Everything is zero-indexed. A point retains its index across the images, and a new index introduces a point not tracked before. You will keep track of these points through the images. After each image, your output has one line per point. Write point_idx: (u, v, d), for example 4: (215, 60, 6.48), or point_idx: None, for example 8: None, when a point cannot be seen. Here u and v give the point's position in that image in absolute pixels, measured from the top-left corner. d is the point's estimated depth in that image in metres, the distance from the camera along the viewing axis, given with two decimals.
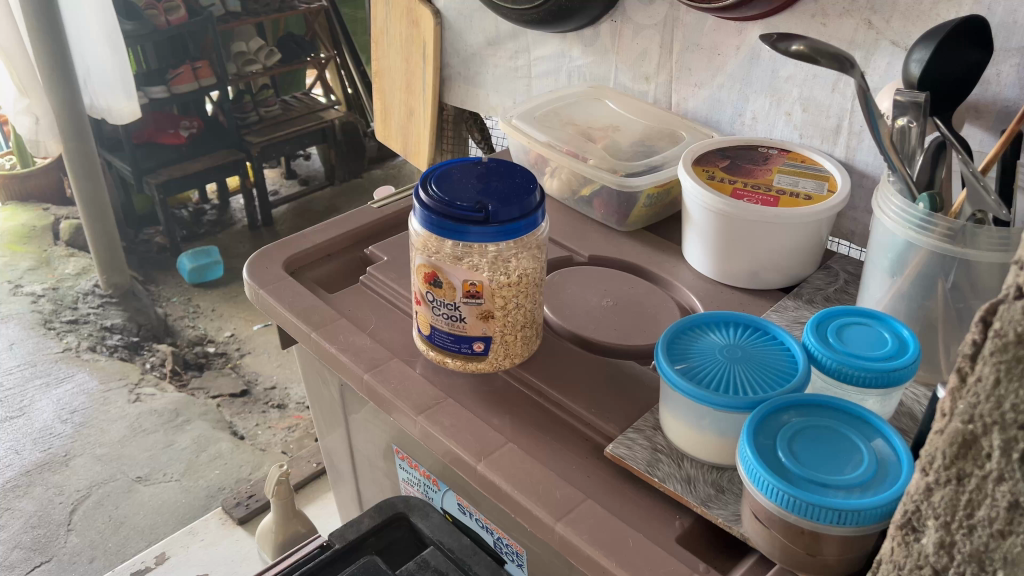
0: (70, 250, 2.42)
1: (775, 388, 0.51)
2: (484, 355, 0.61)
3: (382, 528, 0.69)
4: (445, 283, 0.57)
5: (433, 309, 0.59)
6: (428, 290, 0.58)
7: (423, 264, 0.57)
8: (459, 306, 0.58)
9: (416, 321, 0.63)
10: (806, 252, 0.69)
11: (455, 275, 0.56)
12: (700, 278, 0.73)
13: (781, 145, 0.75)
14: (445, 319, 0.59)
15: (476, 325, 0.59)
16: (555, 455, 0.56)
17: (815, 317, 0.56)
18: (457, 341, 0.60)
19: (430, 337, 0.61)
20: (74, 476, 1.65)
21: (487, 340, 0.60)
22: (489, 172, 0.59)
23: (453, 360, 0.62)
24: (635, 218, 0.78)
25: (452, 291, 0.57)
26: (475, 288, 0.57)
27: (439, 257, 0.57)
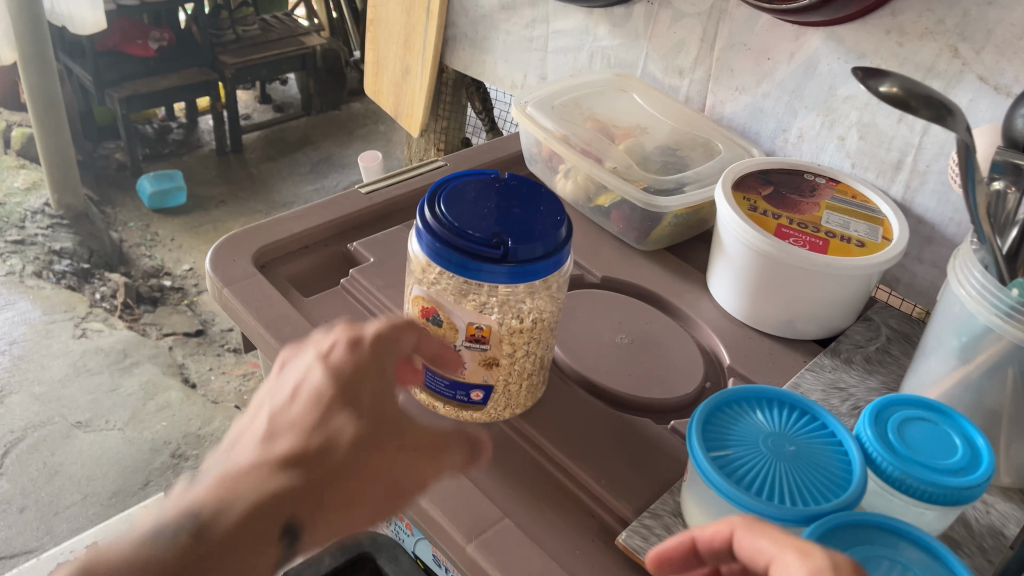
0: (21, 162, 2.26)
1: (828, 500, 0.43)
2: (481, 404, 0.52)
3: (344, 569, 0.62)
4: (445, 319, 0.48)
5: (427, 349, 0.50)
6: (423, 325, 0.49)
7: (420, 295, 0.49)
8: (458, 349, 0.49)
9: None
10: (850, 304, 0.61)
11: (458, 313, 0.47)
12: (726, 318, 0.65)
13: (829, 173, 0.67)
14: (439, 360, 0.50)
15: (477, 373, 0.50)
16: (556, 535, 0.48)
17: (873, 405, 0.48)
18: (452, 387, 0.51)
19: (419, 377, 0.52)
20: (9, 414, 1.55)
21: (486, 390, 0.51)
22: (508, 193, 0.49)
23: (444, 405, 0.53)
24: (657, 237, 0.69)
25: (451, 331, 0.48)
26: (481, 331, 0.48)
27: (441, 290, 0.48)
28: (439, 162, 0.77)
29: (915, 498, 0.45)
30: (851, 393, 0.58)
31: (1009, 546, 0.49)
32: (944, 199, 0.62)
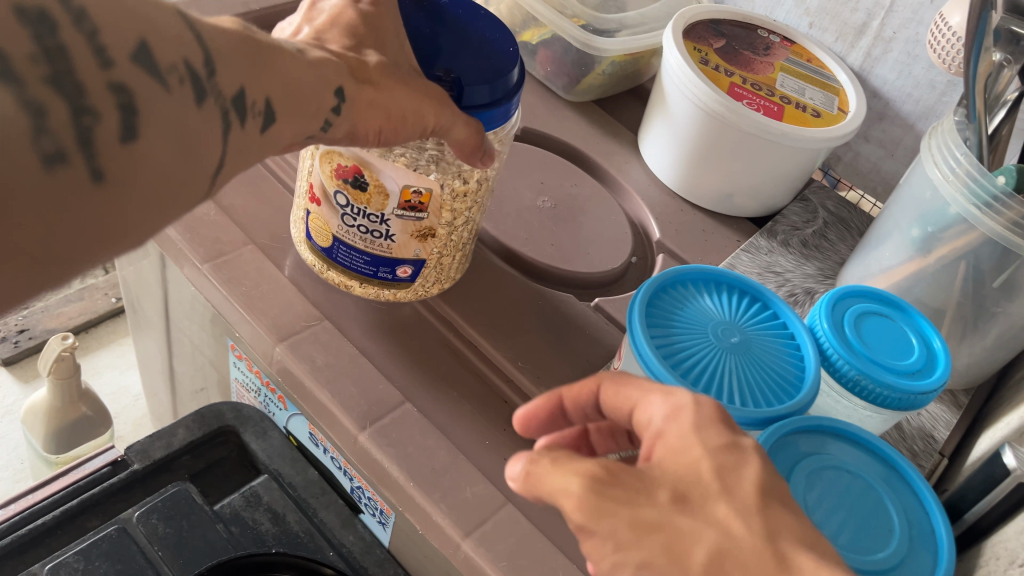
0: None
1: (781, 400, 0.38)
2: (404, 283, 0.42)
3: (200, 447, 0.53)
4: (371, 185, 0.37)
5: (341, 218, 0.39)
6: (338, 187, 0.38)
7: (342, 156, 0.37)
8: (387, 222, 0.38)
9: (301, 217, 0.43)
10: (792, 181, 0.55)
11: (390, 177, 0.36)
12: (657, 186, 0.58)
13: (784, 31, 0.59)
14: (357, 234, 0.39)
15: (407, 249, 0.40)
16: (465, 424, 0.41)
17: (828, 296, 0.43)
18: (371, 265, 0.41)
19: (325, 249, 0.42)
20: None
21: (416, 267, 0.41)
22: (436, 12, 0.37)
23: (358, 285, 0.43)
24: (587, 86, 0.60)
25: (377, 198, 0.37)
26: (419, 198, 0.37)
27: (372, 153, 0.36)
28: None
29: (867, 402, 0.40)
30: (788, 280, 0.52)
31: (939, 451, 0.46)
32: (906, 72, 0.56)
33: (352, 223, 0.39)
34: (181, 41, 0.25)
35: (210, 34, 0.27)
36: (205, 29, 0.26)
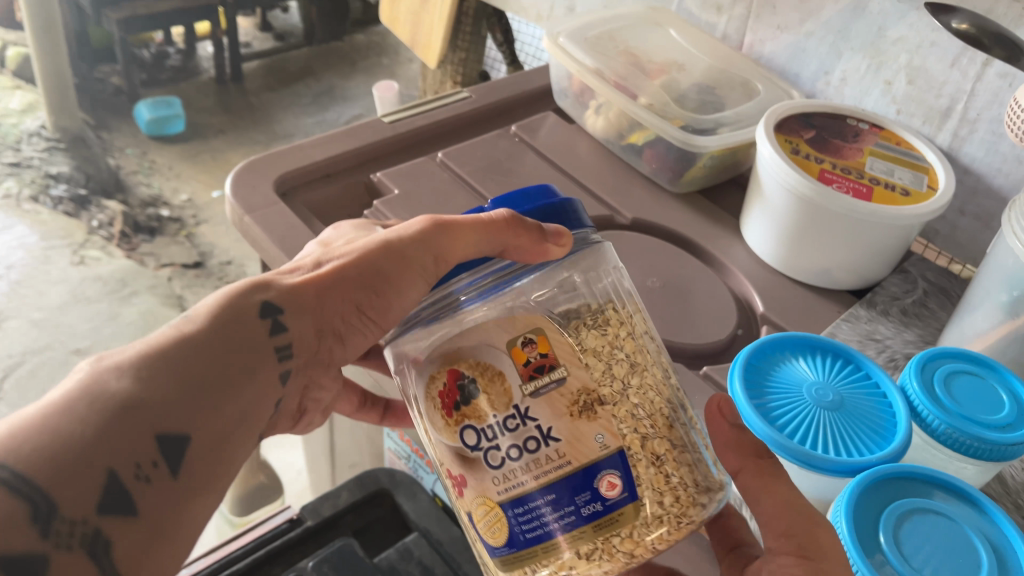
0: (16, 83, 2.07)
1: (872, 449, 0.42)
2: (621, 510, 0.34)
3: (361, 506, 0.61)
4: (481, 374, 0.34)
5: (494, 477, 0.34)
6: (463, 421, 0.34)
7: (436, 373, 0.35)
8: (531, 415, 0.33)
9: (485, 546, 0.36)
10: (888, 256, 0.60)
11: (493, 348, 0.34)
12: (759, 265, 0.63)
13: (872, 119, 0.64)
14: (523, 470, 0.34)
15: (587, 444, 0.33)
16: None
17: (918, 357, 0.47)
18: (563, 503, 0.33)
19: (513, 545, 0.34)
20: (7, 338, 1.53)
21: (621, 467, 0.33)
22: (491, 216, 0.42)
23: (574, 559, 0.35)
24: (690, 179, 0.67)
25: (496, 390, 0.34)
26: (536, 347, 0.34)
27: (460, 337, 0.35)
28: (463, 93, 0.75)
29: (961, 453, 0.43)
30: (888, 347, 0.56)
31: None
32: (993, 150, 0.59)
33: (504, 468, 0.34)
34: (96, 460, 0.30)
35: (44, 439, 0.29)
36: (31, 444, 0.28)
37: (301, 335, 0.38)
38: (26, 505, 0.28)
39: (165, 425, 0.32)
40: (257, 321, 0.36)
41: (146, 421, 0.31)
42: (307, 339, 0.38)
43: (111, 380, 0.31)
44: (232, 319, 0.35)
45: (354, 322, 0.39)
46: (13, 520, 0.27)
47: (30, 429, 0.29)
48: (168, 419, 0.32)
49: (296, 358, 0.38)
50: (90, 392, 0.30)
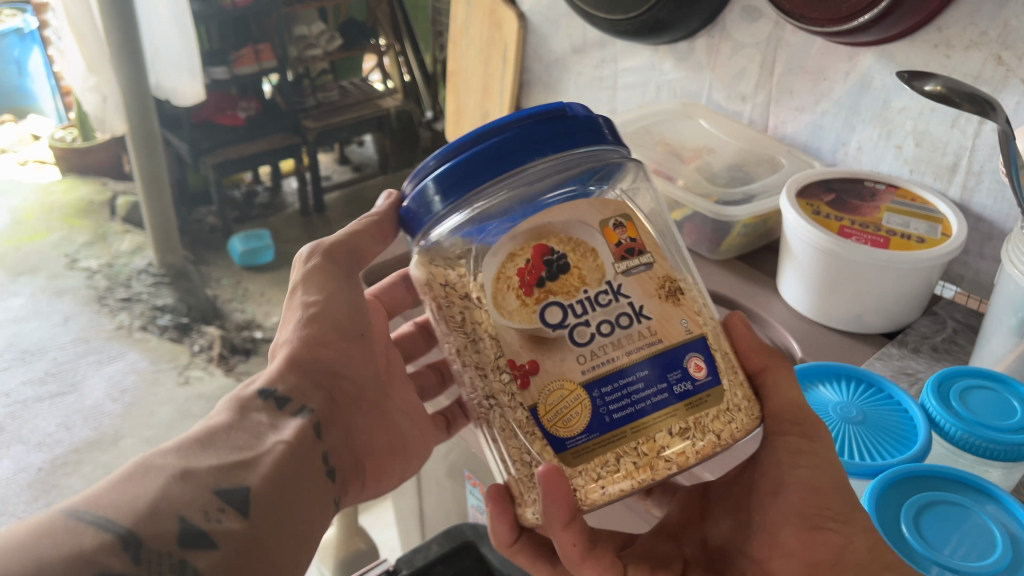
0: (127, 227, 2.27)
1: (893, 454, 0.48)
2: (708, 392, 0.42)
3: (450, 557, 0.67)
4: (574, 251, 0.41)
5: (579, 355, 0.40)
6: (548, 298, 0.40)
7: (522, 249, 0.40)
8: (623, 292, 0.41)
9: (547, 448, 0.41)
10: (913, 299, 0.65)
11: (585, 226, 0.41)
12: (796, 316, 0.70)
13: (888, 180, 0.71)
14: (613, 349, 0.40)
15: (673, 327, 0.41)
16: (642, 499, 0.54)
17: (935, 377, 0.52)
18: (657, 379, 0.40)
19: (597, 428, 0.40)
20: (123, 456, 1.57)
21: (702, 351, 0.41)
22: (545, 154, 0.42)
23: (664, 439, 0.41)
24: (727, 246, 0.76)
25: (589, 266, 0.41)
26: (625, 231, 0.41)
27: (550, 218, 0.41)
28: None
29: (979, 456, 0.48)
30: (920, 378, 0.62)
31: None
32: (1000, 197, 0.66)
33: (594, 345, 0.40)
34: (169, 512, 0.36)
35: (119, 515, 0.35)
36: (113, 515, 0.34)
37: (301, 392, 0.47)
38: (118, 542, 0.34)
39: (218, 483, 0.38)
40: (261, 402, 0.45)
41: (200, 483, 0.38)
42: (307, 390, 0.47)
43: (166, 460, 0.38)
44: (242, 410, 0.44)
45: (329, 356, 0.49)
46: (108, 549, 0.33)
47: (101, 495, 0.35)
48: (217, 478, 0.39)
49: (314, 405, 0.47)
50: (144, 466, 0.38)
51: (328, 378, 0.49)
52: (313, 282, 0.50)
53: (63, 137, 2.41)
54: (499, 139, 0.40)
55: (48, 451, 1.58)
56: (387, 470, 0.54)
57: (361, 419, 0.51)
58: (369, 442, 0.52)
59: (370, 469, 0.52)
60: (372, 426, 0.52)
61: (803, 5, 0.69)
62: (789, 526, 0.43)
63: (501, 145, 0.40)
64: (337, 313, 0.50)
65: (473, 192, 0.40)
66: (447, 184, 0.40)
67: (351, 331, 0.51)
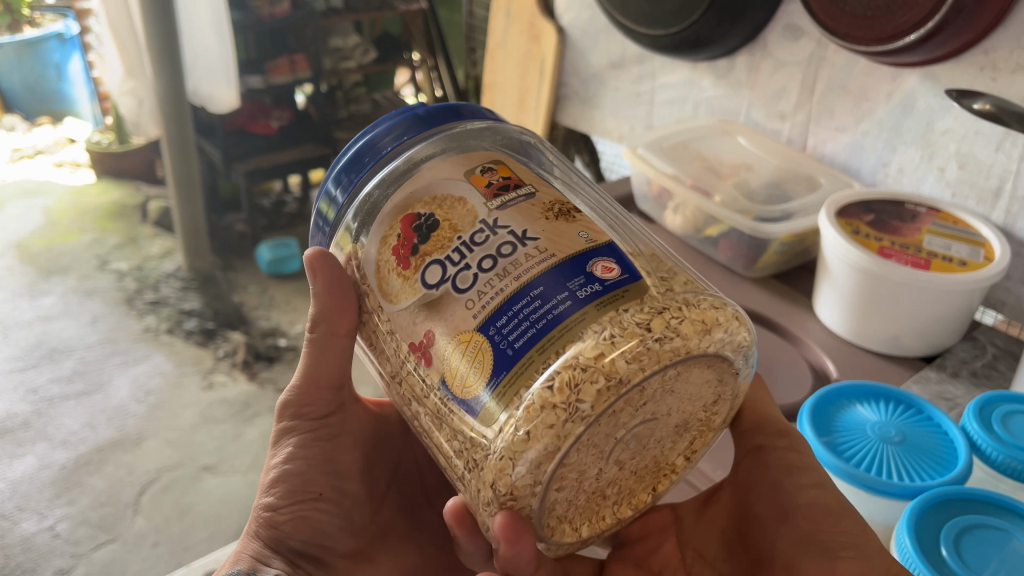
0: (158, 230, 2.28)
1: (933, 477, 0.47)
2: (612, 293, 0.36)
3: None
4: (440, 208, 0.39)
5: (467, 302, 0.36)
6: (426, 260, 0.38)
7: (391, 228, 0.40)
8: (501, 225, 0.38)
9: (468, 418, 0.37)
10: (953, 322, 0.64)
11: (453, 182, 0.40)
12: (832, 337, 0.69)
13: (930, 203, 0.70)
14: (498, 280, 0.36)
15: (488, 262, 0.37)
16: None
17: (977, 401, 0.52)
18: (553, 292, 0.35)
19: (503, 368, 0.35)
20: (145, 457, 1.57)
21: (532, 290, 0.36)
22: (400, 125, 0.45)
23: (578, 349, 0.35)
24: (763, 264, 0.75)
25: (458, 213, 0.39)
26: (495, 173, 0.40)
27: (406, 194, 0.40)
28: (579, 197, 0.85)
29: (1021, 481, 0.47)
30: (958, 403, 0.61)
31: None
32: None
33: (480, 286, 0.36)
34: None
35: None
36: None
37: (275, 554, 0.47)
38: None
39: None
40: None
41: None
42: (274, 555, 0.47)
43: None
44: None
45: (298, 508, 0.49)
46: None
47: None
48: None
49: (283, 566, 0.46)
50: None
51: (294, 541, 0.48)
52: (293, 437, 0.52)
53: (99, 141, 2.46)
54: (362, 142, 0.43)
55: (72, 449, 1.58)
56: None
57: (343, 569, 0.50)
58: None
59: None
60: None
61: (848, 24, 0.69)
62: (809, 558, 0.43)
63: (365, 144, 0.43)
64: (306, 472, 0.50)
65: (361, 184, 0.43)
66: (344, 177, 0.43)
67: (307, 491, 0.50)
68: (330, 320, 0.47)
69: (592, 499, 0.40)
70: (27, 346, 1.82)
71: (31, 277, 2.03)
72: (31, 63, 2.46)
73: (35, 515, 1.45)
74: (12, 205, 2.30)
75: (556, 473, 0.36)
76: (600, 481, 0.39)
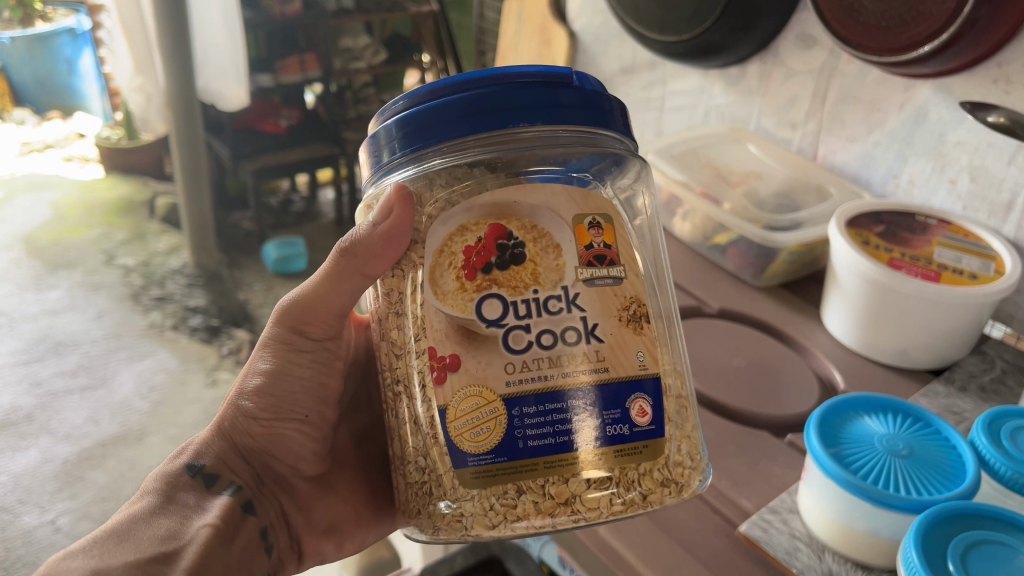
0: (165, 226, 2.29)
1: (939, 492, 0.47)
2: (606, 447, 0.40)
3: (474, 568, 0.69)
4: (533, 239, 0.39)
5: (508, 364, 0.39)
6: (489, 287, 0.39)
7: (476, 224, 0.39)
8: (578, 304, 0.39)
9: (447, 458, 0.41)
10: (961, 336, 0.64)
11: (555, 217, 0.40)
12: (840, 348, 0.69)
13: (941, 215, 0.70)
14: (547, 365, 0.39)
15: (545, 339, 0.39)
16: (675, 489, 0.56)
17: (984, 416, 0.51)
18: (584, 416, 0.39)
19: (505, 453, 0.39)
20: (148, 453, 1.57)
21: (559, 403, 0.39)
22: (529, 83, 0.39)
23: (576, 486, 0.40)
24: (771, 273, 0.75)
25: (547, 263, 0.39)
26: (600, 235, 0.40)
27: (516, 197, 0.40)
28: None
29: None
30: (967, 417, 0.60)
31: None
32: None
33: (528, 357, 0.39)
34: None
35: None
36: None
37: (226, 466, 0.51)
38: None
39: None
40: (189, 479, 0.49)
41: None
42: (234, 462, 0.51)
43: (78, 557, 0.42)
44: (170, 486, 0.48)
45: (264, 430, 0.52)
46: None
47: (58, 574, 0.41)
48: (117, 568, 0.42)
49: (241, 480, 0.51)
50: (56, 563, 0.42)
51: (263, 455, 0.53)
52: (271, 352, 0.52)
53: (108, 137, 2.46)
54: (471, 99, 0.38)
55: (75, 443, 1.58)
56: (357, 535, 0.56)
57: (305, 492, 0.55)
58: (317, 520, 0.55)
59: (323, 544, 0.55)
60: (322, 501, 0.55)
61: (861, 34, 0.69)
62: None
63: (470, 102, 0.38)
64: (282, 394, 0.52)
65: (432, 147, 0.40)
66: (412, 132, 0.40)
67: (292, 413, 0.52)
68: (368, 256, 0.44)
69: None
70: (32, 340, 1.83)
71: (37, 270, 2.04)
72: (41, 57, 2.47)
73: (36, 508, 1.45)
74: (20, 198, 2.31)
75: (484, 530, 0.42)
76: None
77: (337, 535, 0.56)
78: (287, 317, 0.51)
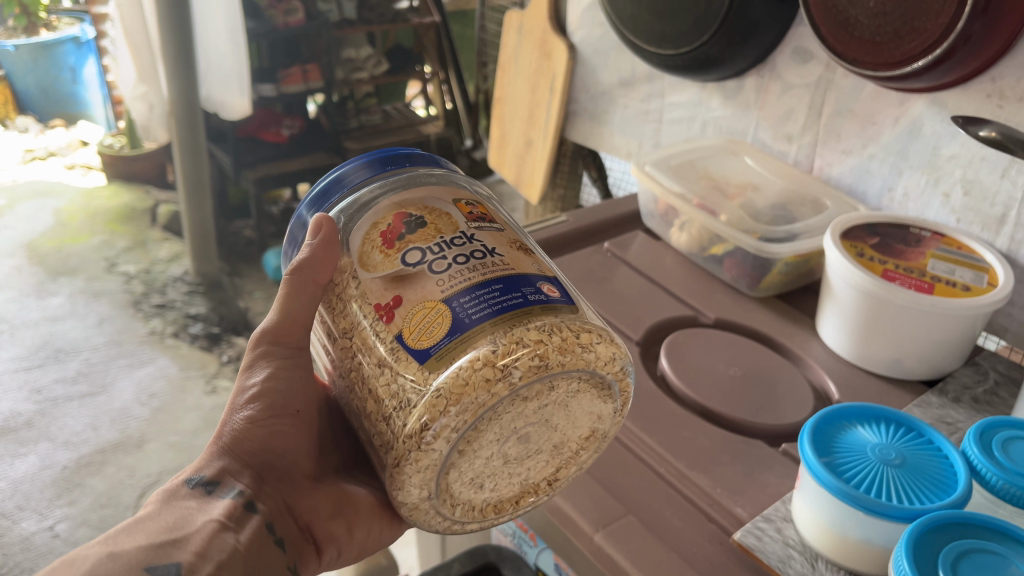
0: (166, 234, 2.30)
1: (931, 501, 0.47)
2: (540, 303, 0.39)
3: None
4: (430, 214, 0.42)
5: (438, 280, 0.39)
6: (408, 245, 0.40)
7: (383, 218, 0.42)
8: (475, 236, 0.41)
9: (410, 364, 0.38)
10: (953, 347, 0.65)
11: (437, 200, 0.43)
12: (835, 358, 0.70)
13: (935, 227, 0.70)
14: (468, 270, 0.39)
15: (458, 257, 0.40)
16: (670, 497, 0.57)
17: (977, 426, 0.52)
18: (511, 288, 0.39)
19: (456, 330, 0.37)
20: (147, 460, 1.57)
21: (485, 286, 0.38)
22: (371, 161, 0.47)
23: (522, 333, 0.38)
24: (766, 284, 0.75)
25: (444, 222, 0.42)
26: (475, 206, 0.44)
27: (405, 197, 0.43)
28: (563, 219, 0.88)
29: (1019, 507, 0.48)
30: (959, 427, 0.61)
31: None
32: None
33: (448, 272, 0.39)
34: None
35: None
36: None
37: (228, 475, 0.49)
38: None
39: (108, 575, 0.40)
40: (189, 490, 0.48)
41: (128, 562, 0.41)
42: (237, 470, 0.50)
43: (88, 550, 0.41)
44: (170, 497, 0.47)
45: (265, 431, 0.50)
46: None
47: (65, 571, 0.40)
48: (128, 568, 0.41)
49: (244, 485, 0.49)
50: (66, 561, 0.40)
51: (264, 454, 0.51)
52: (259, 364, 0.51)
53: (111, 145, 2.48)
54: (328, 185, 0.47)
55: (74, 450, 1.59)
56: (367, 520, 0.53)
57: (305, 488, 0.53)
58: (321, 508, 0.52)
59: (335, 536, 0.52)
60: (324, 493, 0.53)
61: (856, 49, 0.70)
62: None
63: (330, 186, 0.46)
64: (277, 394, 0.51)
65: None
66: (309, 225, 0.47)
67: (288, 408, 0.51)
68: (316, 268, 0.45)
69: (474, 483, 0.43)
70: (33, 346, 1.84)
71: (39, 277, 2.05)
72: (45, 65, 2.49)
73: (35, 514, 1.46)
74: (23, 206, 2.32)
75: (464, 434, 0.38)
76: (484, 465, 0.42)
77: (349, 519, 0.53)
78: (266, 333, 0.51)
